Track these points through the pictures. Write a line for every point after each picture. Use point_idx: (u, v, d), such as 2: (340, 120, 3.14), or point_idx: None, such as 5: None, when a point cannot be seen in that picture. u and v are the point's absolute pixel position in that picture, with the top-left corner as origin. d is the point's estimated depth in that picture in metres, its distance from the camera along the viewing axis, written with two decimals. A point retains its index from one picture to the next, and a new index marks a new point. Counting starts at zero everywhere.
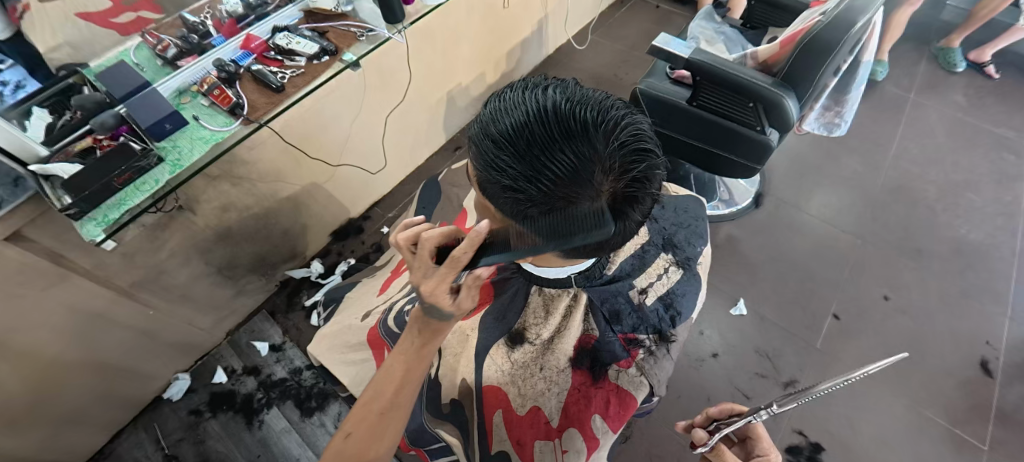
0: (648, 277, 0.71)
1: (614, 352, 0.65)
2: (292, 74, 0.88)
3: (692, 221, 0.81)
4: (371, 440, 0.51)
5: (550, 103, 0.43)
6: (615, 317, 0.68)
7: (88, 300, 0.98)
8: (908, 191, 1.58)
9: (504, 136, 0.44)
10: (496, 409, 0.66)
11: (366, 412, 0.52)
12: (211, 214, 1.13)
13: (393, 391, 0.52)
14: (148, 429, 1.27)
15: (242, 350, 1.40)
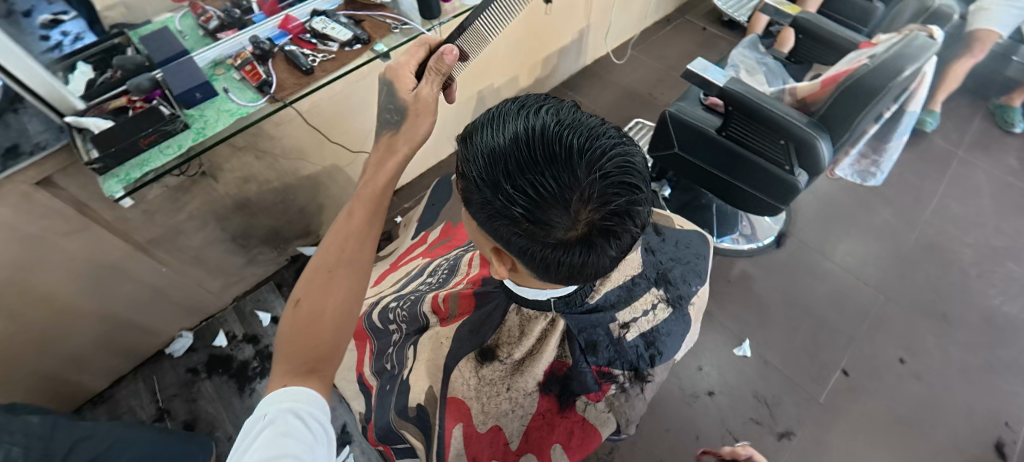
0: (633, 311, 0.68)
1: (586, 384, 0.64)
2: (322, 58, 0.89)
3: (689, 259, 0.80)
4: (324, 291, 0.52)
5: (536, 124, 0.42)
6: (592, 347, 0.65)
7: (107, 249, 1.03)
8: (942, 251, 1.50)
9: (486, 151, 0.44)
10: (457, 422, 0.65)
11: (315, 274, 0.53)
12: (232, 183, 1.16)
13: (343, 251, 0.55)
14: (146, 380, 1.31)
15: (245, 318, 1.44)
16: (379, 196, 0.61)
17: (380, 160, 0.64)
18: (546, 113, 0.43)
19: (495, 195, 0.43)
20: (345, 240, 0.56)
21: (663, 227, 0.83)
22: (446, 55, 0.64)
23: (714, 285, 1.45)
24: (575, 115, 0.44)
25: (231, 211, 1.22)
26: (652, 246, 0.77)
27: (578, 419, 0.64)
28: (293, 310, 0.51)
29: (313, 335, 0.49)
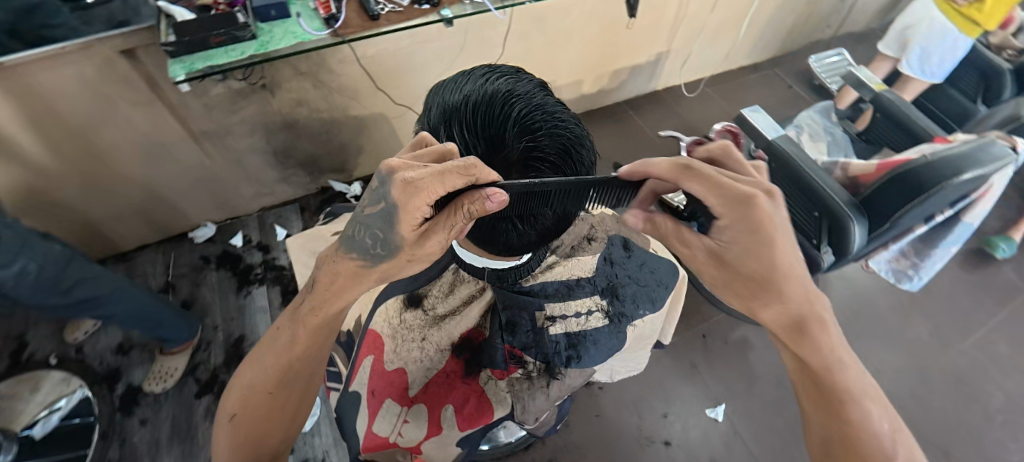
0: (564, 308, 0.70)
1: (494, 358, 0.67)
2: (391, 9, 0.96)
3: (648, 283, 0.76)
4: (267, 416, 0.55)
5: (493, 86, 0.49)
6: (511, 328, 0.67)
7: (164, 128, 1.13)
8: (972, 389, 1.35)
9: (447, 98, 0.51)
10: (369, 353, 0.68)
11: (251, 396, 0.54)
12: (287, 102, 1.24)
13: (281, 376, 0.55)
14: (165, 255, 1.44)
15: (264, 228, 1.54)
16: (320, 325, 0.53)
17: (340, 285, 0.51)
18: (507, 80, 0.51)
19: (440, 138, 0.50)
20: (280, 369, 0.55)
21: (634, 244, 0.79)
22: (484, 202, 0.42)
23: (709, 341, 1.39)
24: (532, 89, 0.51)
25: (279, 127, 1.31)
26: (613, 259, 0.75)
27: (477, 391, 0.69)
28: (229, 426, 0.54)
29: (263, 438, 0.56)
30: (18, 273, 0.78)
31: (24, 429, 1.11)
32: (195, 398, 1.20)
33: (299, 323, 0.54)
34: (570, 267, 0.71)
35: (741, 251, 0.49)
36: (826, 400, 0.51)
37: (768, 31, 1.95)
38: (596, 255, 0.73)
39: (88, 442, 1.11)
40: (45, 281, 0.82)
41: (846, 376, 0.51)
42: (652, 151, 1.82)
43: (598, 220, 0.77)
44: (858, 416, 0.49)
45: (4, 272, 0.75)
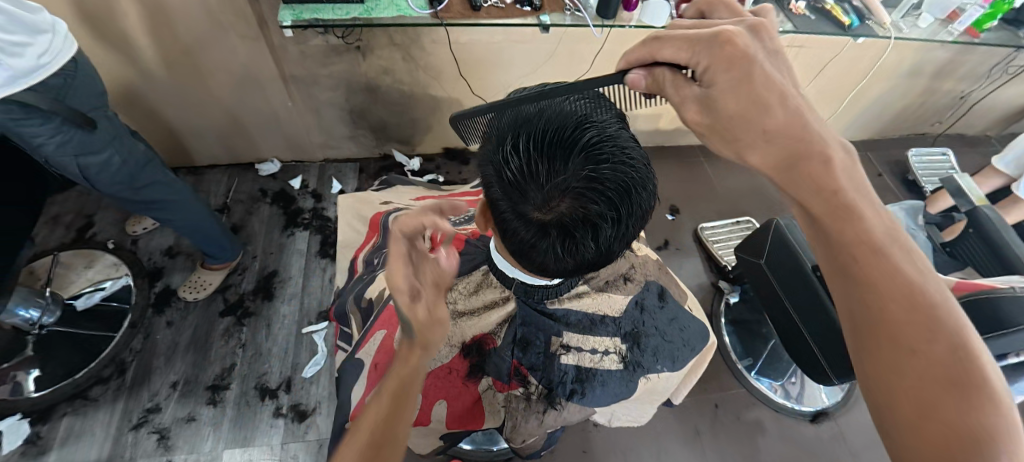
0: (581, 340, 0.66)
1: (498, 370, 0.67)
2: (494, 4, 0.99)
3: (674, 340, 0.72)
4: None
5: (569, 106, 0.49)
6: (523, 344, 0.66)
7: (261, 64, 1.22)
8: None
9: (521, 108, 0.51)
10: (383, 328, 0.70)
11: None
12: (374, 67, 1.30)
13: (365, 443, 0.45)
14: (229, 178, 1.55)
15: (322, 178, 1.62)
16: (406, 381, 0.48)
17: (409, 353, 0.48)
18: (586, 104, 0.50)
19: (504, 145, 0.49)
20: (373, 429, 0.46)
21: (670, 296, 0.75)
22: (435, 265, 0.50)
23: (720, 412, 1.30)
24: (608, 117, 0.51)
25: (360, 88, 1.37)
26: (645, 305, 0.70)
27: (474, 398, 0.70)
28: None
29: None
30: (104, 162, 0.85)
31: (70, 297, 1.22)
32: (219, 316, 1.27)
33: (381, 387, 0.48)
34: (599, 301, 0.66)
35: (731, 95, 0.42)
36: (853, 268, 0.40)
37: (869, 117, 1.79)
38: (629, 296, 0.69)
39: (119, 326, 1.21)
40: (123, 174, 0.90)
41: (892, 242, 0.41)
42: (714, 202, 1.74)
43: (641, 261, 0.74)
44: (900, 285, 0.39)
45: (94, 157, 0.83)
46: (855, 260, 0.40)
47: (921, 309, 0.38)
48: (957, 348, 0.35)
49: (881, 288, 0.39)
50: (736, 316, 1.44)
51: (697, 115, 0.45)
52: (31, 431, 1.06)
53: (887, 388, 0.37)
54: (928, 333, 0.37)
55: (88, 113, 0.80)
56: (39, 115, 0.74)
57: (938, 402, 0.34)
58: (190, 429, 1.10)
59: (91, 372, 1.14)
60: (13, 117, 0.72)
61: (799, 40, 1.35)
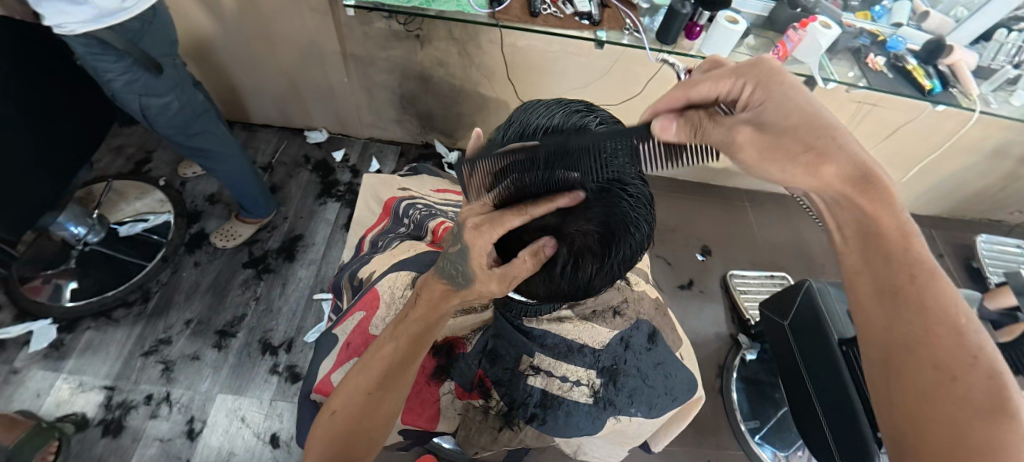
0: (552, 364, 0.65)
1: (463, 377, 0.66)
2: (552, 13, 0.98)
3: (657, 386, 0.68)
4: (367, 413, 0.53)
5: (586, 127, 0.42)
6: (494, 357, 0.66)
7: (325, 37, 1.27)
8: None
9: (530, 119, 0.45)
10: (362, 309, 0.71)
11: (355, 390, 0.54)
12: (429, 57, 1.32)
13: (381, 376, 0.54)
14: (278, 140, 1.63)
15: (363, 155, 1.67)
16: (422, 335, 0.56)
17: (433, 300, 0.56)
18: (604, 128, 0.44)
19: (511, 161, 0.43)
20: (389, 364, 0.55)
21: (662, 339, 0.71)
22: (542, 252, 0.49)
23: None
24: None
25: (413, 75, 1.40)
26: (630, 342, 0.67)
27: (433, 398, 0.67)
28: (328, 421, 0.53)
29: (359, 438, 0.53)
30: (163, 105, 0.92)
31: (116, 223, 1.33)
32: (241, 267, 1.34)
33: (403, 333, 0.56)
34: (579, 328, 0.65)
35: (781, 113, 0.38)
36: (901, 294, 0.40)
37: (938, 192, 1.65)
38: (614, 330, 0.67)
39: (152, 258, 1.30)
40: (179, 119, 0.96)
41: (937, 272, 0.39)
42: (750, 251, 1.64)
43: (636, 297, 0.71)
44: (938, 305, 0.39)
45: (155, 100, 0.90)
46: (901, 285, 0.40)
47: (951, 335, 0.38)
48: (993, 376, 0.37)
49: (907, 315, 0.40)
50: (749, 375, 1.35)
51: (753, 129, 0.37)
52: (57, 337, 1.16)
53: (914, 416, 0.39)
54: (966, 362, 0.37)
55: (158, 59, 0.87)
56: (113, 53, 0.81)
57: (968, 428, 0.35)
58: (192, 367, 1.16)
59: (119, 294, 1.23)
60: (93, 52, 0.79)
61: (873, 98, 1.25)
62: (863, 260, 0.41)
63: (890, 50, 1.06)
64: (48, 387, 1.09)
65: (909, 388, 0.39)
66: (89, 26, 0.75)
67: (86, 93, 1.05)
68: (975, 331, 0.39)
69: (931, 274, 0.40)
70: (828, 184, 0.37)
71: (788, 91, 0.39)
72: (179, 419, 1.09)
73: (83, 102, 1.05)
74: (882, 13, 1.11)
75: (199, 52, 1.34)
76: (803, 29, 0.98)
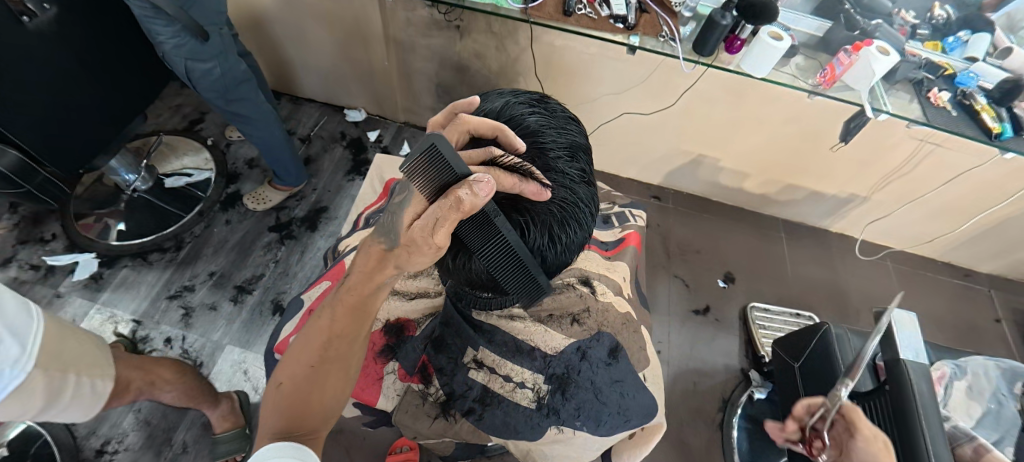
0: (495, 361, 0.68)
1: (406, 359, 0.70)
2: (586, 13, 0.96)
3: (609, 404, 0.66)
4: (317, 387, 0.56)
5: (520, 113, 0.59)
6: (438, 344, 0.70)
7: (369, 20, 1.31)
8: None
9: (484, 105, 0.63)
10: (330, 280, 0.80)
11: (297, 366, 0.57)
12: (468, 50, 1.31)
13: (322, 351, 0.56)
14: (318, 115, 1.71)
15: (395, 138, 1.70)
16: (358, 304, 0.55)
17: (369, 268, 0.53)
18: (542, 119, 0.59)
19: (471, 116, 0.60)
20: (329, 340, 0.56)
21: (624, 356, 0.70)
22: (473, 188, 0.41)
23: None
24: (554, 126, 0.59)
25: (451, 66, 1.39)
26: (587, 353, 0.68)
27: (377, 375, 0.71)
28: (275, 392, 0.57)
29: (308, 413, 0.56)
30: (206, 70, 0.99)
31: (163, 175, 1.45)
32: (266, 230, 1.41)
33: (337, 302, 0.56)
34: (531, 329, 0.69)
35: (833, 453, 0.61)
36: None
37: (1008, 250, 1.47)
38: (570, 339, 0.68)
39: (190, 211, 1.40)
40: (221, 84, 1.03)
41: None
42: (779, 286, 1.54)
43: (601, 308, 0.73)
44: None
45: (200, 64, 0.97)
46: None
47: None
48: None
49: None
50: (754, 414, 1.27)
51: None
52: (97, 270, 1.28)
53: None
54: None
55: (206, 27, 0.93)
56: (164, 17, 0.87)
57: None
58: (209, 316, 1.24)
59: (157, 240, 1.34)
60: (147, 15, 0.86)
61: (937, 137, 1.14)
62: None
63: (958, 85, 0.97)
64: (83, 314, 1.21)
65: None
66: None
67: (146, 50, 1.15)
68: None
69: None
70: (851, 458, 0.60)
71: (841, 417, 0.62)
72: (189, 361, 1.18)
73: (143, 59, 1.14)
74: (955, 45, 1.01)
75: (253, 24, 1.42)
76: (856, 53, 0.90)
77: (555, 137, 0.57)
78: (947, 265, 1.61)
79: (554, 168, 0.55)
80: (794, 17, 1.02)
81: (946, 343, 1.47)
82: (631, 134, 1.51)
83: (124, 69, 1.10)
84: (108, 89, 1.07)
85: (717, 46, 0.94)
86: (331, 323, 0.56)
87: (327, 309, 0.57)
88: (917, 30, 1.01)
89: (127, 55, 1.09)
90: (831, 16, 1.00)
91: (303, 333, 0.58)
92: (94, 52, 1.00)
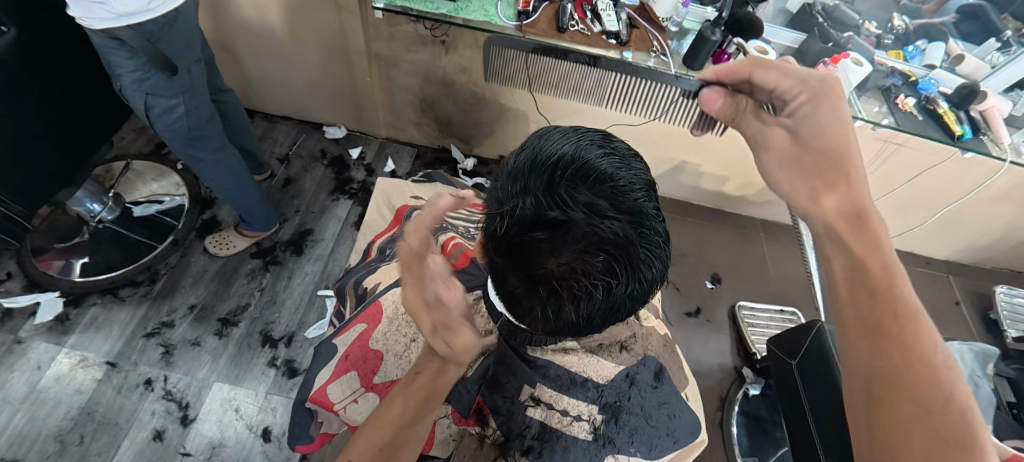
0: (557, 397, 0.63)
1: (460, 402, 0.67)
2: (579, 30, 0.97)
3: (659, 426, 0.67)
4: None
5: (596, 157, 0.46)
6: (493, 385, 0.65)
7: (349, 35, 1.27)
8: None
9: (539, 146, 0.48)
10: (362, 322, 0.71)
11: (366, 449, 0.52)
12: (453, 64, 1.30)
13: (392, 436, 0.52)
14: (297, 134, 1.65)
15: (378, 155, 1.65)
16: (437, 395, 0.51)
17: (446, 361, 0.51)
18: (616, 158, 0.47)
19: (534, 177, 0.46)
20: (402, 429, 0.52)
21: (667, 377, 0.72)
22: None
23: None
24: (631, 163, 0.48)
25: (436, 81, 1.37)
26: (636, 379, 0.67)
27: (429, 420, 0.69)
28: None
29: None
30: (174, 105, 0.93)
31: (131, 202, 1.35)
32: (248, 256, 1.35)
33: (414, 393, 0.51)
34: (584, 361, 0.64)
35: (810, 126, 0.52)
36: (876, 389, 0.36)
37: (962, 238, 1.59)
38: (620, 366, 0.67)
39: (163, 240, 1.32)
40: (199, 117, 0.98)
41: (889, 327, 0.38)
42: (762, 284, 1.60)
43: (647, 333, 0.72)
44: (913, 352, 0.36)
45: (163, 99, 0.92)
46: (882, 371, 0.37)
47: (916, 343, 0.36)
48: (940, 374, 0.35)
49: (874, 314, 0.39)
50: (750, 410, 1.32)
51: (785, 138, 0.55)
52: (63, 310, 1.18)
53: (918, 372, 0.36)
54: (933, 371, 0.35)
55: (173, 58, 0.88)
56: (126, 49, 0.84)
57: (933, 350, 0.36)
58: (192, 352, 1.17)
59: (127, 274, 1.25)
60: (108, 46, 0.83)
61: (899, 138, 1.22)
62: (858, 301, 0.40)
63: (921, 91, 1.05)
64: (49, 361, 1.11)
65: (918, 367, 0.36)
66: (108, 24, 0.79)
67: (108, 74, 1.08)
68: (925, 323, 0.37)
69: (890, 276, 0.41)
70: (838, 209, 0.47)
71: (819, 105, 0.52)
72: (173, 403, 1.10)
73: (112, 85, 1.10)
74: (915, 53, 1.08)
75: (224, 39, 1.36)
76: (834, 65, 0.95)
77: (637, 179, 0.47)
78: (909, 254, 1.72)
79: (637, 209, 0.46)
80: (772, 30, 1.07)
81: None
82: None
83: (87, 93, 1.04)
84: (68, 112, 1.00)
85: (706, 62, 0.95)
86: (406, 409, 0.51)
87: (402, 396, 0.52)
88: (882, 40, 1.07)
89: (90, 78, 1.03)
90: (805, 28, 1.05)
91: (367, 416, 0.53)
92: (49, 76, 0.93)
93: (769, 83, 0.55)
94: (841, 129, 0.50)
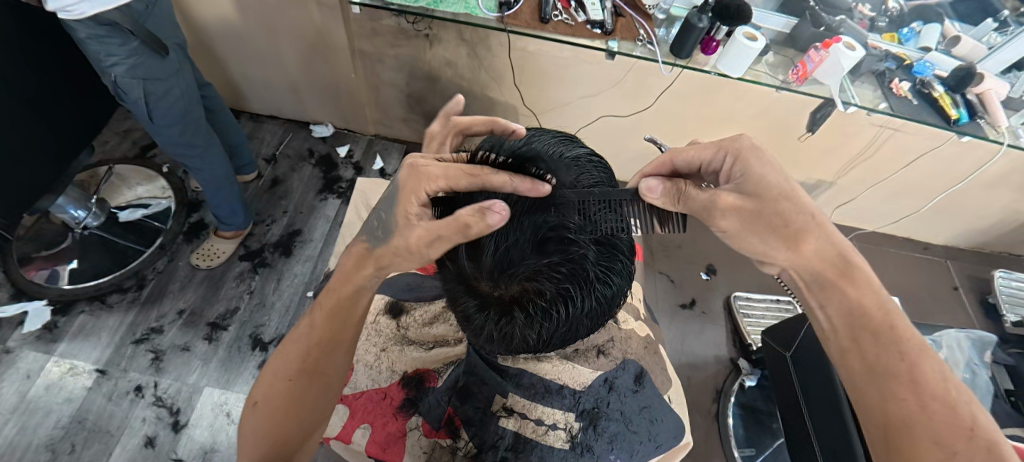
0: (527, 405, 0.63)
1: (430, 413, 0.67)
2: (563, 20, 0.94)
3: (640, 431, 0.66)
4: (282, 402, 0.58)
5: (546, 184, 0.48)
6: (464, 394, 0.65)
7: (331, 31, 1.24)
8: None
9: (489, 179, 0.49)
10: None
11: (279, 380, 0.59)
12: (439, 57, 1.27)
13: (301, 360, 0.59)
14: (283, 134, 1.62)
15: (367, 152, 1.63)
16: (337, 310, 0.60)
17: (348, 273, 0.60)
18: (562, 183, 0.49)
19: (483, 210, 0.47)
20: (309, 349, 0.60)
21: (648, 381, 0.71)
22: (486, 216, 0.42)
23: None
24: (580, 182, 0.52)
25: (421, 76, 1.35)
26: (614, 384, 0.68)
27: (399, 432, 0.68)
28: (252, 409, 0.58)
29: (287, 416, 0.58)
30: (165, 92, 0.91)
31: (117, 207, 1.33)
32: (236, 260, 1.33)
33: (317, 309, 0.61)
34: (558, 368, 0.66)
35: (761, 183, 0.51)
36: (889, 430, 0.44)
37: (960, 223, 1.57)
38: (596, 371, 0.68)
39: (151, 245, 1.30)
40: (177, 111, 0.95)
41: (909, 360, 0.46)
42: (757, 274, 1.58)
43: (623, 337, 0.74)
44: (945, 425, 0.42)
45: (141, 93, 0.88)
46: (896, 414, 0.44)
47: (947, 411, 0.42)
48: (987, 446, 0.40)
49: (901, 390, 0.44)
50: (747, 401, 1.31)
51: (736, 200, 0.50)
52: (51, 319, 1.17)
53: (904, 426, 0.43)
54: (964, 430, 0.41)
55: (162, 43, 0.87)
56: (120, 35, 0.81)
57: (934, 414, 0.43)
58: (181, 358, 1.16)
59: (115, 281, 1.23)
60: (98, 35, 0.79)
61: (895, 123, 1.20)
62: (853, 339, 0.49)
63: (916, 75, 1.02)
64: (38, 370, 1.10)
65: (910, 440, 0.42)
66: (97, 7, 0.74)
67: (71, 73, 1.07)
68: (964, 401, 0.43)
69: (920, 351, 0.46)
70: (805, 261, 0.51)
71: (762, 164, 0.52)
72: (164, 409, 1.09)
73: (71, 86, 1.09)
74: (909, 36, 1.06)
75: (202, 39, 1.32)
76: (825, 49, 0.92)
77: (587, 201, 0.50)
78: (907, 241, 1.70)
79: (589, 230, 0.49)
80: (763, 15, 1.04)
81: (914, 315, 1.56)
82: (608, 135, 1.50)
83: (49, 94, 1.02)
84: (29, 111, 0.98)
85: (694, 48, 0.94)
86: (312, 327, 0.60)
87: (307, 320, 0.61)
88: (876, 23, 1.04)
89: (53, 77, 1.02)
90: (797, 13, 1.02)
91: (283, 350, 0.62)
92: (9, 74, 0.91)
93: (692, 159, 0.58)
94: (781, 178, 0.52)
